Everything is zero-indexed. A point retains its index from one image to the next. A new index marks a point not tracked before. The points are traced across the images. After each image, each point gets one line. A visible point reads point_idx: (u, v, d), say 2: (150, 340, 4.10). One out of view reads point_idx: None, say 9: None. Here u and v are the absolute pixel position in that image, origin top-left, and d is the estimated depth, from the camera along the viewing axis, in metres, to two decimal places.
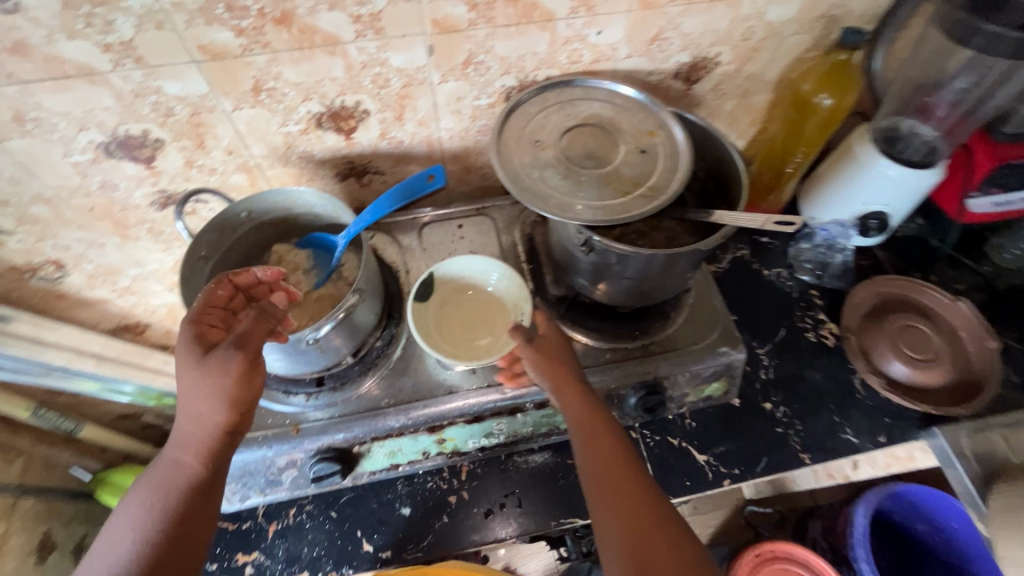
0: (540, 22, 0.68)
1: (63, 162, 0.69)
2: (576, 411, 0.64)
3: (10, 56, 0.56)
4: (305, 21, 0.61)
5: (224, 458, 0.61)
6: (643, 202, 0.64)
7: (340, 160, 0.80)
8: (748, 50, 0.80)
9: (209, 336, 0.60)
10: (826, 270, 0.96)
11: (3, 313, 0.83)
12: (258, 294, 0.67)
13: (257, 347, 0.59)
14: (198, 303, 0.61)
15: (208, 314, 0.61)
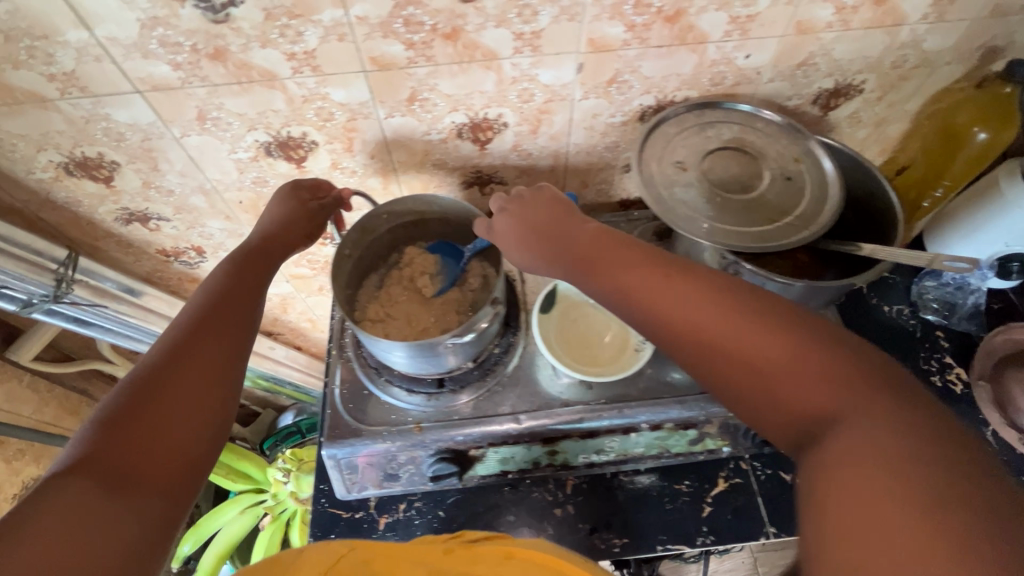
0: (692, 44, 0.68)
1: (227, 158, 0.74)
2: (672, 317, 0.46)
3: (208, 61, 0.61)
4: (471, 37, 0.63)
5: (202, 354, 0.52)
6: (792, 231, 0.63)
7: (468, 169, 0.82)
8: (896, 77, 0.77)
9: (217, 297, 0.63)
10: (955, 311, 0.90)
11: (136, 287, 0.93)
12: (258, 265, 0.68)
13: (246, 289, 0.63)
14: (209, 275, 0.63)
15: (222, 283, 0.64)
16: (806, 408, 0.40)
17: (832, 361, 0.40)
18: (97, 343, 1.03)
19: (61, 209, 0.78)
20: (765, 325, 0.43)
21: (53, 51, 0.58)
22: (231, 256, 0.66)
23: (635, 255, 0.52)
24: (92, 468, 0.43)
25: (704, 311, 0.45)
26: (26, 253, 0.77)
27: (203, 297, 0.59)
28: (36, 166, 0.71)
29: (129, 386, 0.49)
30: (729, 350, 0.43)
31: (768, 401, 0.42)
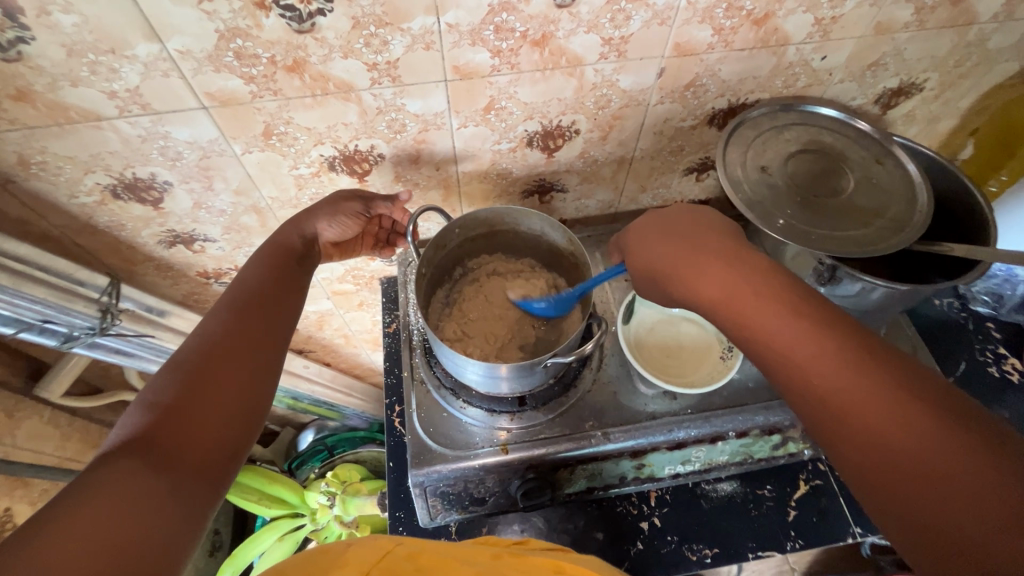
0: (774, 46, 0.67)
1: (288, 174, 0.70)
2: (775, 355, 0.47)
3: (284, 74, 0.57)
4: (559, 42, 0.60)
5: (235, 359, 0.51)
6: (888, 233, 0.62)
7: (532, 177, 0.80)
8: (957, 76, 0.78)
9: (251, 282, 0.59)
10: (1003, 302, 0.91)
11: (168, 308, 0.85)
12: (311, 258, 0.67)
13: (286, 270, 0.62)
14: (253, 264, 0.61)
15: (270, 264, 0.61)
16: (933, 512, 0.37)
17: (979, 466, 0.37)
18: (125, 374, 1.00)
19: (100, 234, 0.73)
20: (910, 415, 0.40)
21: (118, 67, 0.53)
22: (266, 243, 0.64)
23: (755, 281, 0.51)
24: (142, 451, 0.42)
25: (839, 377, 0.43)
26: (67, 284, 0.71)
27: (241, 292, 0.58)
28: (81, 189, 0.65)
29: (179, 382, 0.47)
30: (860, 427, 0.41)
31: (888, 487, 0.39)
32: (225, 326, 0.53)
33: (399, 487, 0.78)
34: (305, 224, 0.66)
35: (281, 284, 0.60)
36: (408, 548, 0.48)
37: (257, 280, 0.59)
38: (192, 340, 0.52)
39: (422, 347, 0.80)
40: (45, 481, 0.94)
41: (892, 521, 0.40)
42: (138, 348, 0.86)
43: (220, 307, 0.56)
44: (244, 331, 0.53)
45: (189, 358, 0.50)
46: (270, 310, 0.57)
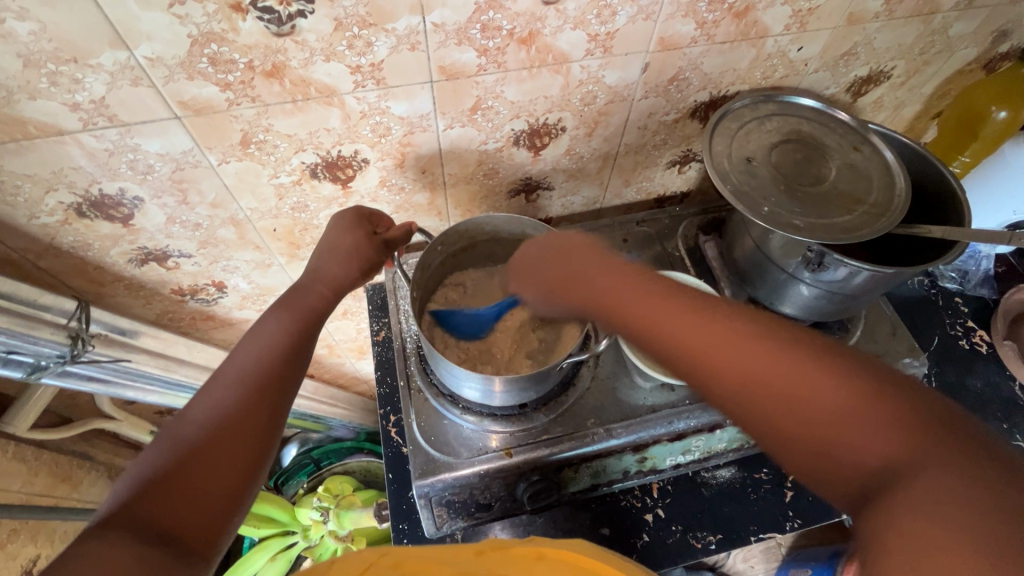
0: (754, 39, 0.68)
1: (267, 184, 0.67)
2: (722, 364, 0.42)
3: (263, 80, 0.54)
4: (546, 40, 0.60)
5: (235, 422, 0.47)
6: (872, 218, 0.64)
7: (518, 176, 0.79)
8: (921, 63, 0.81)
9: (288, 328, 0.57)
10: (969, 277, 0.97)
11: (140, 329, 0.80)
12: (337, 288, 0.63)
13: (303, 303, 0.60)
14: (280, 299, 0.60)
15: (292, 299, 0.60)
16: (860, 458, 0.35)
17: (891, 400, 0.36)
18: (95, 400, 0.95)
19: (65, 255, 0.68)
20: (810, 365, 0.39)
21: (81, 77, 0.49)
22: (284, 300, 0.60)
23: (643, 288, 0.51)
24: (116, 531, 0.38)
25: (735, 348, 0.42)
26: (31, 311, 0.66)
27: (256, 359, 0.52)
28: (42, 209, 0.61)
29: (168, 462, 0.43)
30: (765, 393, 0.40)
31: (807, 446, 0.37)
32: (234, 402, 0.48)
33: (400, 499, 0.76)
34: (319, 263, 0.64)
35: (296, 356, 0.55)
36: (396, 558, 0.46)
37: (275, 345, 0.54)
38: (197, 413, 0.47)
39: (416, 355, 0.78)
40: (14, 521, 0.88)
41: (822, 479, 0.37)
42: (111, 374, 0.81)
43: (228, 377, 0.50)
44: (247, 412, 0.48)
45: (188, 434, 0.45)
46: (282, 388, 0.52)
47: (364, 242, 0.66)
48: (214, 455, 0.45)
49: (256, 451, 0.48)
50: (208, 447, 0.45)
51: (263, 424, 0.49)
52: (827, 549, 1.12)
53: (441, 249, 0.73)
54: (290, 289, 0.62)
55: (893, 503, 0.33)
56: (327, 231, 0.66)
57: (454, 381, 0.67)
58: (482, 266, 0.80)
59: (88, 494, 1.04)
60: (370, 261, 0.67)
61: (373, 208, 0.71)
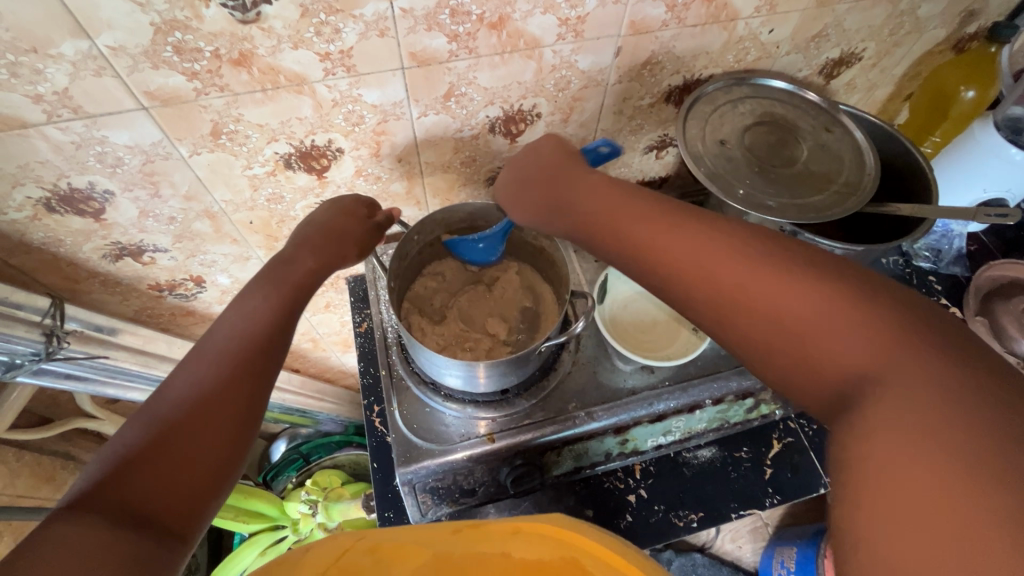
0: (725, 21, 0.68)
1: (241, 175, 0.66)
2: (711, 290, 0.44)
3: (231, 68, 0.54)
4: (516, 25, 0.60)
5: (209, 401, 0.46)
6: (843, 198, 0.66)
7: (496, 164, 0.79)
8: (891, 44, 0.82)
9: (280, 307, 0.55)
10: (942, 255, 0.98)
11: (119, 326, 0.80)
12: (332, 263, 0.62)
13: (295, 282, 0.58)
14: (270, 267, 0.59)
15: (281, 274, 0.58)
16: (840, 371, 0.37)
17: (878, 315, 0.37)
18: (76, 400, 0.94)
19: (36, 252, 0.67)
20: (809, 290, 0.39)
21: (42, 67, 0.48)
22: (271, 273, 0.58)
23: (647, 218, 0.50)
24: (90, 514, 0.38)
25: (743, 273, 0.42)
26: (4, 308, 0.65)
27: (239, 337, 0.51)
28: (9, 204, 0.60)
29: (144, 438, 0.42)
30: (759, 319, 0.41)
31: (794, 363, 0.40)
32: (213, 377, 0.47)
33: (385, 487, 0.76)
34: (310, 241, 0.62)
35: (280, 332, 0.54)
36: (370, 541, 0.45)
37: (259, 323, 0.52)
38: (177, 388, 0.46)
39: (398, 344, 0.78)
40: None
41: (806, 391, 0.40)
42: (90, 372, 0.80)
43: (209, 354, 0.49)
44: (227, 389, 0.47)
45: (165, 410, 0.45)
46: (263, 366, 0.51)
47: (356, 228, 0.65)
48: (193, 432, 0.44)
49: (235, 427, 0.47)
50: (187, 424, 0.44)
51: (244, 399, 0.48)
52: (811, 527, 1.14)
53: (418, 240, 0.73)
54: (280, 261, 0.60)
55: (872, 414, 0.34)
56: (311, 216, 0.66)
57: (430, 366, 0.67)
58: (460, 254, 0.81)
59: None
60: (361, 246, 0.66)
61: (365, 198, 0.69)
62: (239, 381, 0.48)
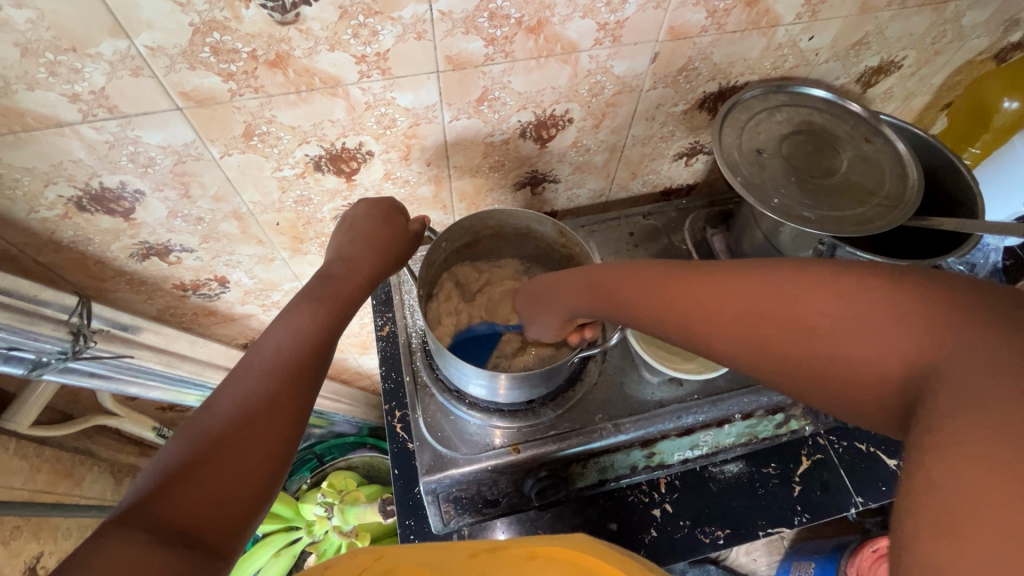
0: (765, 28, 0.66)
1: (270, 177, 0.66)
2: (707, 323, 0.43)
3: (267, 70, 0.53)
4: (554, 29, 0.58)
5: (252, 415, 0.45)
6: (885, 210, 0.64)
7: (524, 168, 0.77)
8: (933, 53, 0.80)
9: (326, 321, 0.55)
10: (977, 269, 0.94)
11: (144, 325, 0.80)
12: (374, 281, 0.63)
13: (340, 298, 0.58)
14: (312, 280, 0.59)
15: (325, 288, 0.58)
16: (890, 369, 0.33)
17: (913, 306, 0.33)
18: (97, 397, 0.95)
19: (65, 250, 0.67)
20: (827, 291, 0.36)
21: (80, 66, 0.48)
22: (318, 287, 0.57)
23: (637, 273, 0.51)
24: (136, 528, 0.36)
25: (756, 296, 0.40)
26: (32, 306, 0.65)
27: (285, 352, 0.50)
28: (41, 203, 0.60)
29: (192, 453, 0.42)
30: (784, 331, 0.38)
31: (833, 370, 0.35)
32: (263, 396, 0.47)
33: (406, 494, 0.75)
34: (352, 251, 0.62)
35: (325, 351, 0.53)
36: (390, 560, 0.44)
37: (305, 338, 0.52)
38: (225, 404, 0.46)
39: (421, 351, 0.78)
40: (16, 519, 0.88)
41: (862, 404, 0.35)
42: (113, 371, 0.80)
43: (257, 369, 0.49)
44: (276, 408, 0.47)
45: (212, 424, 0.44)
46: (307, 386, 0.50)
47: (399, 235, 0.65)
48: (245, 448, 0.44)
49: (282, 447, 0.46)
50: (237, 441, 0.43)
51: (292, 417, 0.48)
52: (831, 543, 1.12)
53: (445, 247, 0.72)
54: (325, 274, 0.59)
55: (937, 408, 0.29)
56: (348, 220, 0.66)
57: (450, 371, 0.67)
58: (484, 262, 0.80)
59: (91, 490, 1.03)
60: (401, 255, 0.66)
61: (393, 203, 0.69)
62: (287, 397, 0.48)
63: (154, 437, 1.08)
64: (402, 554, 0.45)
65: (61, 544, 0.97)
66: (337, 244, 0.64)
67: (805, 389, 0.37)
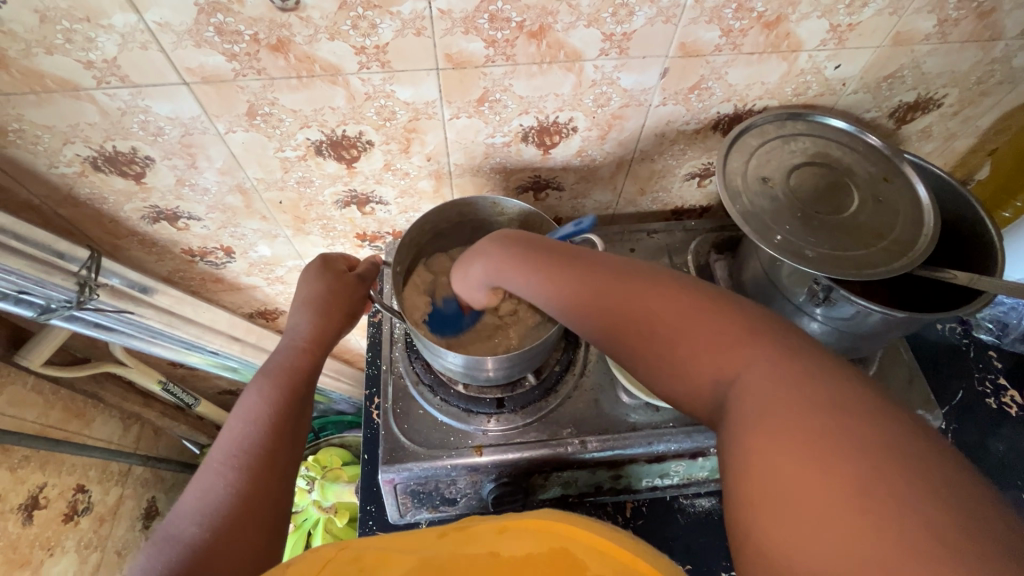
0: (785, 52, 0.63)
1: (273, 156, 0.68)
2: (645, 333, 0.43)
3: (269, 53, 0.55)
4: (558, 36, 0.58)
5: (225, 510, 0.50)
6: (892, 257, 0.60)
7: (527, 172, 0.77)
8: (978, 93, 0.74)
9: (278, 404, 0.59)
10: (1009, 330, 0.87)
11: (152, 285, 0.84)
12: (328, 344, 0.66)
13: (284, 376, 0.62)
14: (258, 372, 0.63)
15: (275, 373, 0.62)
16: (712, 378, 0.38)
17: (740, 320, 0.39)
18: (110, 347, 1.00)
19: (82, 206, 0.71)
20: (689, 301, 0.42)
21: (94, 36, 0.51)
22: (266, 369, 0.63)
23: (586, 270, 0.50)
24: None
25: (644, 299, 0.44)
26: (45, 255, 0.70)
27: (246, 439, 0.55)
28: (60, 159, 0.64)
29: (177, 562, 0.46)
30: (654, 336, 0.42)
31: (681, 375, 0.40)
32: (229, 488, 0.52)
33: (371, 481, 0.77)
34: (293, 321, 0.66)
35: (283, 422, 0.58)
36: (355, 551, 0.41)
37: (257, 420, 0.57)
38: (191, 509, 0.50)
39: (403, 341, 0.79)
40: (26, 448, 0.92)
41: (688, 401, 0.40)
42: (119, 323, 0.85)
43: (215, 465, 0.54)
44: (251, 491, 0.52)
45: (185, 531, 0.49)
46: (272, 464, 0.55)
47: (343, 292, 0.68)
48: (230, 539, 0.48)
49: (269, 527, 0.52)
50: (220, 535, 0.48)
51: (266, 498, 0.53)
52: None
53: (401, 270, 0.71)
54: (272, 356, 0.64)
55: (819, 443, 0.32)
56: (298, 286, 0.68)
57: (442, 363, 0.67)
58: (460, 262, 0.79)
59: (99, 432, 1.11)
60: (349, 312, 0.68)
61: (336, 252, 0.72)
62: (256, 481, 0.53)
63: (160, 390, 1.14)
64: (367, 543, 0.42)
65: (65, 478, 1.02)
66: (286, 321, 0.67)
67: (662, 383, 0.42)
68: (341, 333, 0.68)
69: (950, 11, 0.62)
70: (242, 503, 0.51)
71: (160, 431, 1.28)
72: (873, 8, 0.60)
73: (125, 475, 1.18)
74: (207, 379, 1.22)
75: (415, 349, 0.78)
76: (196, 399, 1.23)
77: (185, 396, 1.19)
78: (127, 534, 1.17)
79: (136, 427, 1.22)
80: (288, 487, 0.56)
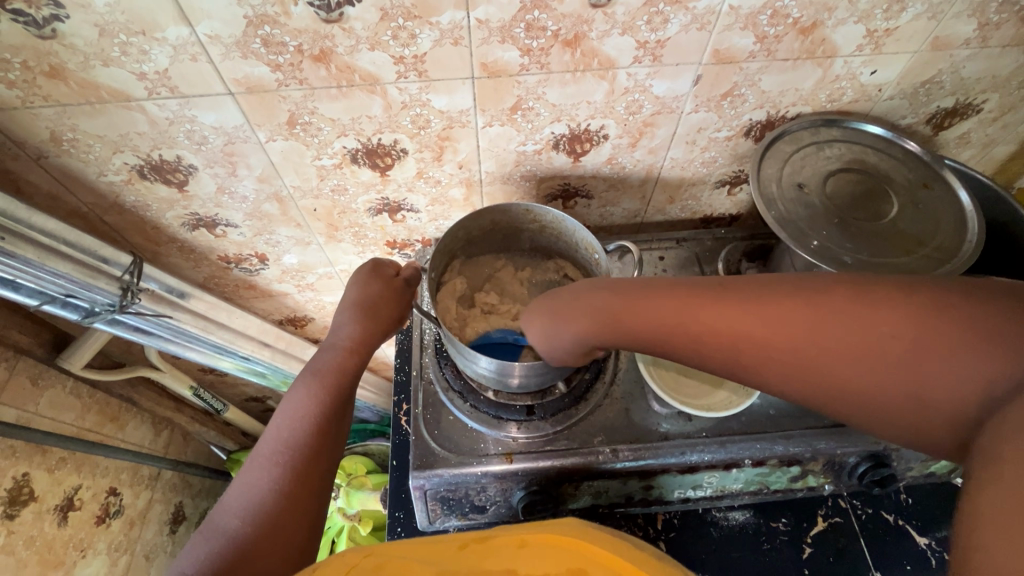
0: (820, 58, 0.63)
1: (310, 164, 0.69)
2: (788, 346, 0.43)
3: (311, 64, 0.56)
4: (592, 44, 0.58)
5: (267, 507, 0.51)
6: (935, 263, 0.60)
7: (556, 180, 0.77)
8: (1019, 98, 0.72)
9: (324, 404, 0.60)
10: None
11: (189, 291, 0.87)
12: (372, 343, 0.66)
13: (329, 376, 0.62)
14: (305, 369, 0.63)
15: (321, 373, 0.62)
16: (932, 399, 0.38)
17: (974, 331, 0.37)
18: (145, 352, 1.03)
19: (126, 212, 0.74)
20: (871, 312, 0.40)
21: (148, 48, 0.53)
22: (313, 367, 0.63)
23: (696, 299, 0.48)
24: None
25: (868, 322, 0.40)
26: (90, 260, 0.72)
27: (290, 436, 0.56)
28: (109, 167, 0.66)
29: (221, 555, 0.47)
30: (855, 374, 0.40)
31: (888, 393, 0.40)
32: (273, 485, 0.52)
33: (400, 488, 0.77)
34: (337, 323, 0.66)
35: (329, 420, 0.59)
36: (379, 558, 0.42)
37: (304, 417, 0.58)
38: (237, 501, 0.52)
39: (433, 347, 0.79)
40: (64, 450, 0.95)
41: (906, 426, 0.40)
42: (157, 327, 0.87)
43: (261, 459, 0.55)
44: (292, 490, 0.52)
45: (229, 524, 0.50)
46: (315, 464, 0.55)
47: (391, 292, 0.69)
48: (272, 536, 0.49)
49: (309, 529, 0.52)
50: (261, 530, 0.49)
51: (307, 497, 0.53)
52: None
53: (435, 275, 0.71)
54: (318, 354, 0.65)
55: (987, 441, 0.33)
56: (348, 286, 0.69)
57: (474, 369, 0.67)
58: (483, 269, 0.79)
59: (131, 436, 1.13)
60: (391, 311, 0.68)
61: (387, 259, 0.73)
62: (298, 482, 0.53)
63: (190, 396, 1.16)
64: (393, 552, 0.43)
65: (98, 480, 1.04)
66: (334, 322, 0.67)
67: (887, 426, 0.41)
68: (385, 337, 0.68)
69: (991, 15, 0.61)
70: (284, 501, 0.52)
71: (189, 437, 1.30)
72: (911, 13, 0.60)
73: (155, 479, 1.20)
74: (236, 386, 1.24)
75: (444, 355, 0.78)
76: (225, 405, 1.25)
77: (215, 402, 1.21)
78: (156, 538, 1.19)
79: (166, 433, 1.24)
80: (327, 485, 0.56)
